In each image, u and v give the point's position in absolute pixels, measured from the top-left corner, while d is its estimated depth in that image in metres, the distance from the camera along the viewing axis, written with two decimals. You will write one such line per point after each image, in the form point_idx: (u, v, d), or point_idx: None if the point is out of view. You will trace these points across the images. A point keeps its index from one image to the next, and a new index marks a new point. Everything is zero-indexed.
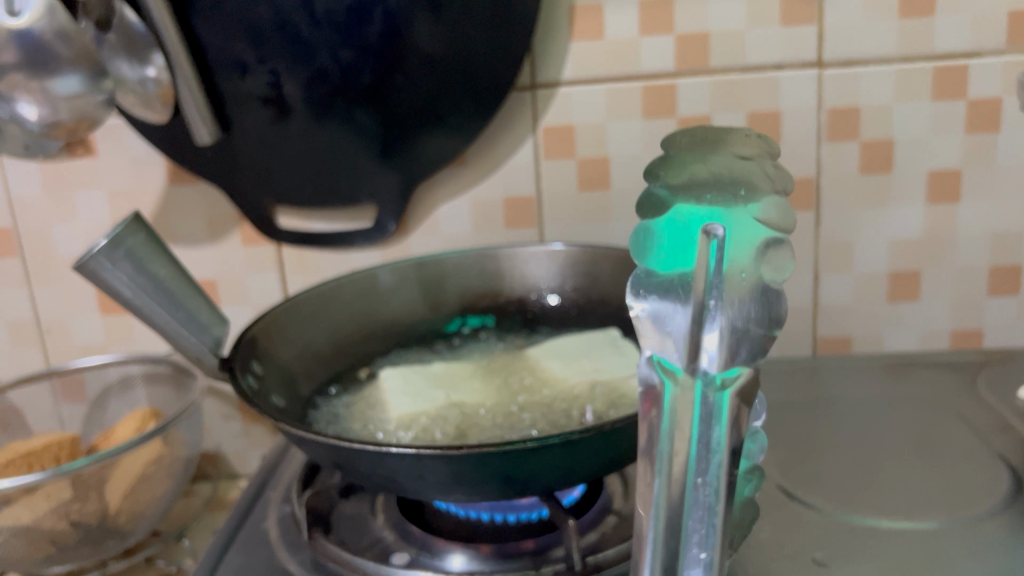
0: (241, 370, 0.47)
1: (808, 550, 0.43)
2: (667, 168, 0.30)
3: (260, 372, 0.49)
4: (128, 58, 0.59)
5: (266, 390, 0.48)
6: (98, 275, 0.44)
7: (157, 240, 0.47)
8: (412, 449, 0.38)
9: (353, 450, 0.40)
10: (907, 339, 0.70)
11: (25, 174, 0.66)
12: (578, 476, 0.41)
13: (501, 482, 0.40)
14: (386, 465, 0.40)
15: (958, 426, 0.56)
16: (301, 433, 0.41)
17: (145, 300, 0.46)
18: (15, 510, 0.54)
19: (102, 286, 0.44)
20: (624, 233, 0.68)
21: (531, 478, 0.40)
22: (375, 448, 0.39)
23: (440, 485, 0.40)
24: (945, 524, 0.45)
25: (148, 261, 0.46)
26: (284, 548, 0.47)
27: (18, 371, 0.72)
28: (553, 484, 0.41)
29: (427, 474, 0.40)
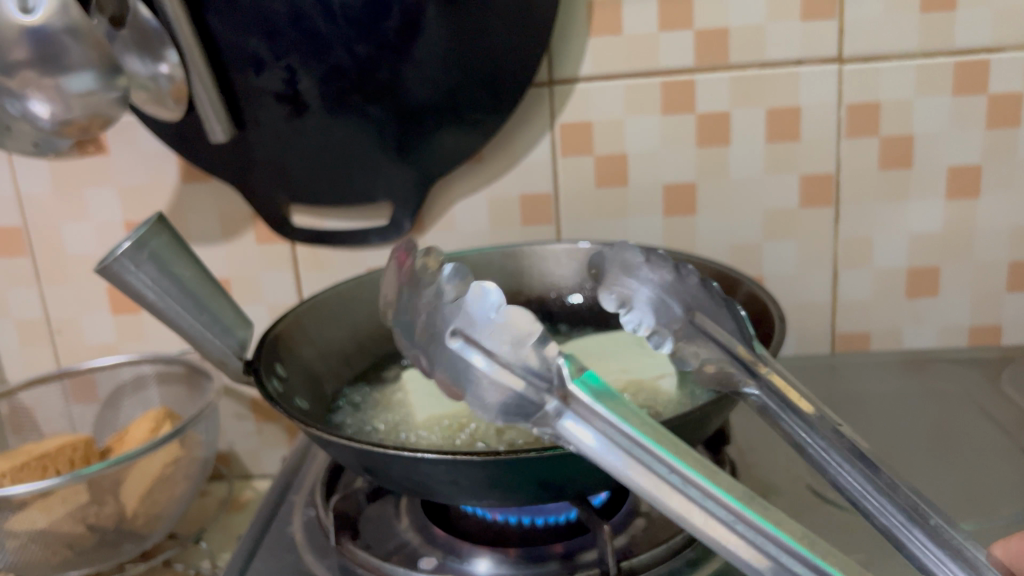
0: (266, 373, 0.46)
1: (845, 552, 0.43)
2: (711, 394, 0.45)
3: (283, 374, 0.48)
4: (141, 54, 0.58)
5: (291, 393, 0.47)
6: (121, 278, 0.43)
7: (181, 241, 0.46)
8: (448, 455, 0.37)
9: (386, 456, 0.39)
10: (925, 335, 0.69)
11: (34, 172, 0.65)
12: (614, 480, 0.41)
13: (536, 487, 0.39)
14: (421, 471, 0.39)
15: (983, 424, 0.56)
16: (330, 437, 0.40)
17: (169, 302, 0.45)
18: (31, 514, 0.53)
19: (125, 289, 0.44)
20: (642, 230, 0.67)
21: (568, 483, 0.40)
22: (410, 454, 0.38)
23: (475, 490, 0.40)
24: (979, 527, 0.44)
25: (171, 264, 0.45)
26: (310, 552, 0.47)
27: (29, 371, 0.71)
28: (587, 488, 0.41)
29: (462, 479, 0.39)
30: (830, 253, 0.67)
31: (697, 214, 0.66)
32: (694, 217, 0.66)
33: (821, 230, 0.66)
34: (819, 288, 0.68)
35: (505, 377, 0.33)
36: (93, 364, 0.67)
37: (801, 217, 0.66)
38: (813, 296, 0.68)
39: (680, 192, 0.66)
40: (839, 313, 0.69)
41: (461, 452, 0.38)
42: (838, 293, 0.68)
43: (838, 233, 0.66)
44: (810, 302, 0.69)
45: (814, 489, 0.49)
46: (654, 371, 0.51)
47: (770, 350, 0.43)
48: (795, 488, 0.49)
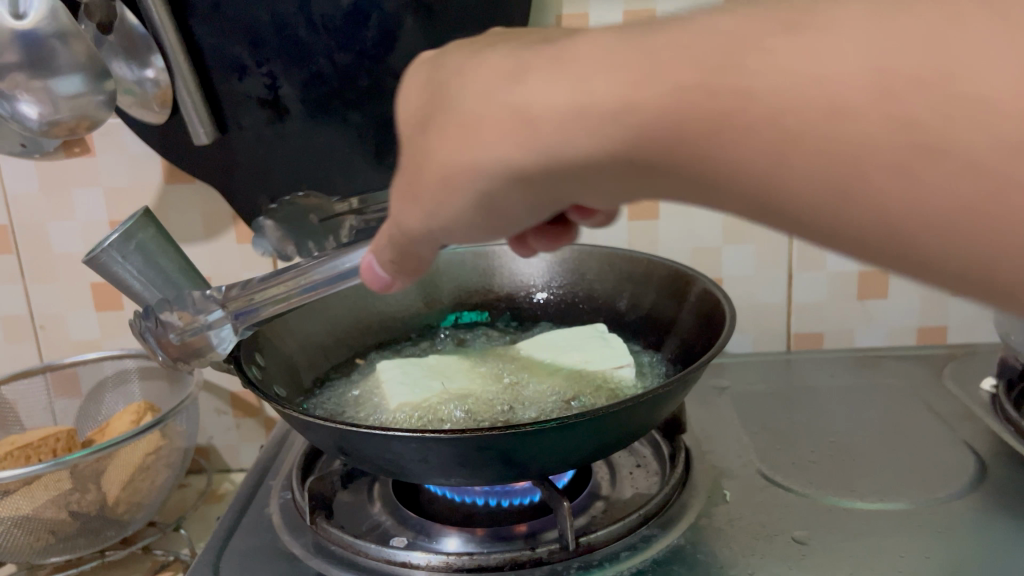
0: (246, 361, 0.48)
1: (790, 529, 0.46)
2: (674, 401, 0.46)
3: (263, 363, 0.50)
4: (128, 60, 0.61)
5: (269, 381, 0.50)
6: (108, 269, 0.47)
7: (168, 236, 0.49)
8: (418, 433, 0.40)
9: (361, 436, 0.42)
10: (876, 335, 0.73)
11: (21, 173, 0.67)
12: (573, 460, 0.44)
13: (500, 464, 0.42)
14: (392, 450, 0.42)
15: (926, 415, 0.59)
16: (308, 418, 0.43)
17: (154, 293, 0.48)
18: (15, 500, 0.55)
19: (113, 278, 0.47)
20: (607, 234, 0.70)
21: (529, 460, 0.42)
22: (382, 434, 0.41)
23: (443, 467, 0.42)
24: (914, 505, 0.47)
25: (158, 256, 0.48)
26: (287, 532, 0.48)
27: (12, 367, 0.73)
28: (547, 467, 0.44)
29: (431, 456, 0.41)
30: (786, 257, 0.70)
31: (660, 218, 0.70)
32: (656, 220, 0.70)
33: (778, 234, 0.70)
34: (777, 290, 0.72)
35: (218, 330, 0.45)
36: (77, 359, 0.69)
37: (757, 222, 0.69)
38: (771, 297, 0.72)
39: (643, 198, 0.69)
40: (795, 315, 0.73)
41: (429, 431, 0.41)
42: (794, 296, 0.72)
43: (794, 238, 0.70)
44: (768, 303, 0.72)
45: (764, 473, 0.52)
46: (610, 362, 0.54)
47: (720, 341, 0.45)
48: (747, 473, 0.52)
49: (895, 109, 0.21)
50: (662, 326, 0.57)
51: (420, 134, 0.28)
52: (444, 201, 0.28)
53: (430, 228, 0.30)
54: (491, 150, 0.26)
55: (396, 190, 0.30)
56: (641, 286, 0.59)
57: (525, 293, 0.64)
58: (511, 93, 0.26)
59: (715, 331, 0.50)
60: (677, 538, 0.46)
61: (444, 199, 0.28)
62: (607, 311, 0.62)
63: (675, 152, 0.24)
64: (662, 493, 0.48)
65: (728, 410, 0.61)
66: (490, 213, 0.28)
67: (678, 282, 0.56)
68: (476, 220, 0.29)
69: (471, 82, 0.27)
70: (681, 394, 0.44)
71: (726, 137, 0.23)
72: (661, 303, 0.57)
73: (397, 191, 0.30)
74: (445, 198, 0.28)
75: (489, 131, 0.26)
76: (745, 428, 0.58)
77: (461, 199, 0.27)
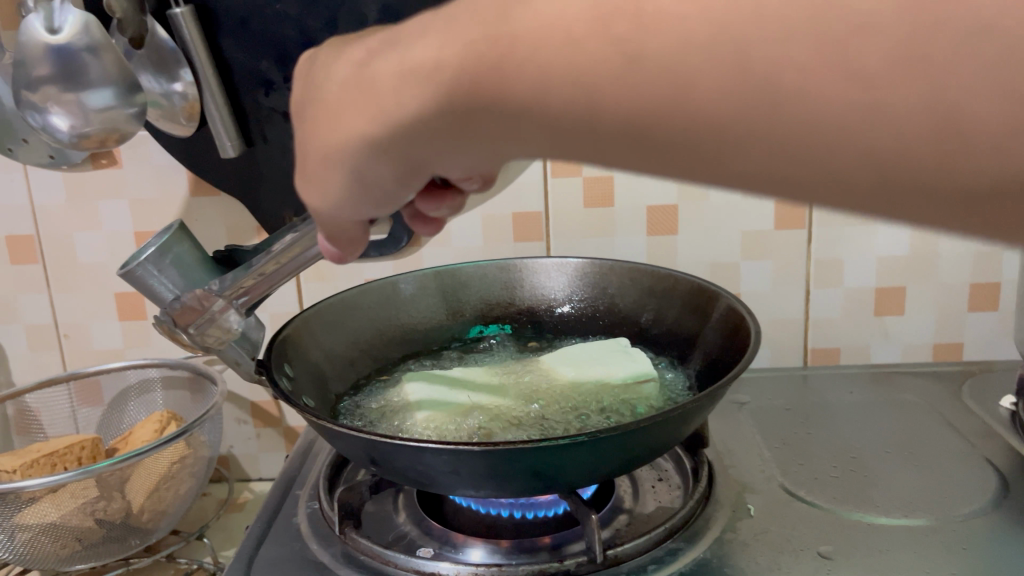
0: (277, 370, 0.48)
1: (814, 544, 0.46)
2: (701, 418, 0.46)
3: (292, 374, 0.51)
4: (157, 73, 0.62)
5: (298, 391, 0.50)
6: (143, 282, 0.47)
7: (203, 249, 0.50)
8: (450, 445, 0.41)
9: (392, 447, 0.42)
10: (891, 351, 0.74)
11: (49, 184, 0.68)
12: (600, 474, 0.44)
13: (529, 477, 0.43)
14: (423, 462, 0.42)
15: (945, 432, 0.60)
16: (340, 429, 0.43)
17: None
18: (42, 508, 0.55)
19: (149, 291, 0.48)
20: (625, 249, 0.71)
21: (558, 474, 0.43)
22: (414, 446, 0.41)
23: (472, 479, 0.43)
24: (936, 521, 0.48)
25: (194, 270, 0.49)
26: (316, 541, 0.49)
27: (35, 376, 0.74)
28: (575, 481, 0.44)
29: (462, 468, 0.42)
30: (804, 274, 0.71)
31: (679, 233, 0.70)
32: (676, 236, 0.70)
33: (795, 249, 0.70)
34: (794, 306, 0.72)
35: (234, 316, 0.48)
36: (100, 368, 0.70)
37: (775, 238, 0.70)
38: (788, 312, 0.73)
39: (663, 213, 0.70)
40: (812, 329, 0.73)
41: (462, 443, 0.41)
42: (811, 311, 0.72)
43: (812, 253, 0.71)
44: (785, 318, 0.73)
45: (786, 488, 0.52)
46: (633, 375, 0.55)
47: (743, 362, 0.45)
48: (769, 488, 0.52)
49: (643, 44, 0.22)
50: (684, 340, 0.58)
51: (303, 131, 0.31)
52: (332, 181, 0.30)
53: (330, 211, 0.32)
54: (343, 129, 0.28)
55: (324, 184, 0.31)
56: (663, 302, 0.60)
57: (547, 306, 0.64)
58: (353, 76, 0.28)
59: (739, 347, 0.50)
60: (702, 551, 0.46)
61: (324, 176, 0.31)
62: (629, 325, 0.62)
63: (476, 104, 0.25)
64: (686, 507, 0.49)
65: (749, 425, 0.62)
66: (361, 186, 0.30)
67: (700, 297, 0.57)
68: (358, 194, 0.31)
69: (331, 73, 0.29)
70: (708, 410, 0.44)
71: (509, 86, 0.24)
72: (684, 318, 0.58)
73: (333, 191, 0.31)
74: (328, 180, 0.31)
75: (349, 113, 0.28)
76: (766, 443, 0.59)
77: (334, 178, 0.30)
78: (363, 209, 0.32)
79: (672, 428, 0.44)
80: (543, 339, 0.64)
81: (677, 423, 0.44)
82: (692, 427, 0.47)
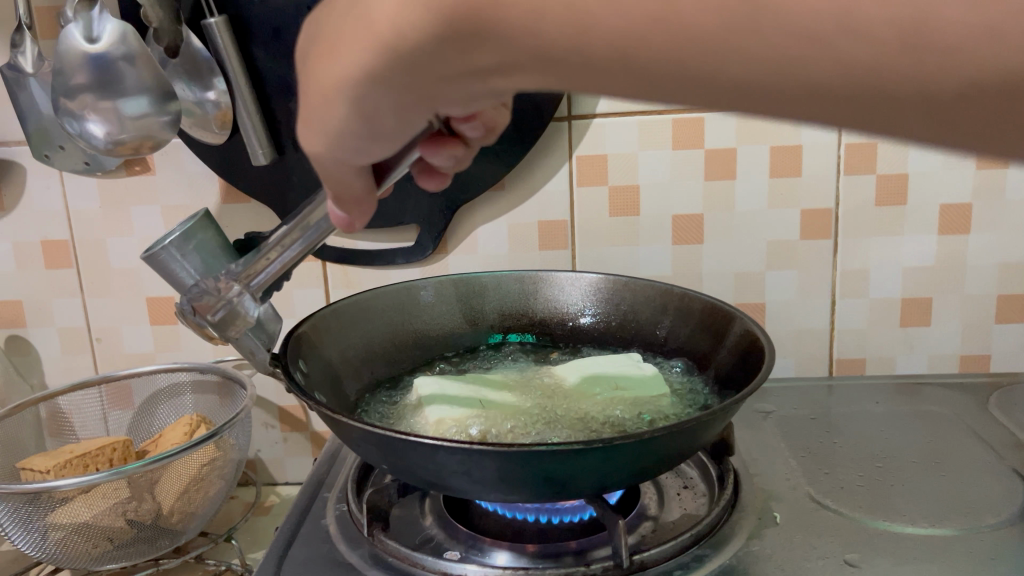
0: (292, 364, 0.48)
1: (841, 552, 0.46)
2: (719, 422, 0.46)
3: (307, 369, 0.51)
4: (190, 82, 0.63)
5: (313, 387, 0.50)
6: (168, 265, 0.47)
7: (226, 240, 0.50)
8: (465, 445, 0.41)
9: (411, 445, 0.42)
10: (917, 362, 0.74)
11: (84, 190, 0.70)
12: (613, 481, 0.44)
13: (543, 481, 0.43)
14: (438, 461, 0.43)
15: (972, 442, 0.59)
16: (357, 425, 0.44)
17: None
18: (74, 508, 0.57)
19: (172, 276, 0.48)
20: (650, 258, 0.71)
21: (571, 479, 0.43)
22: (430, 444, 0.42)
23: (488, 481, 0.43)
24: (964, 531, 0.48)
25: (217, 257, 0.49)
26: (343, 542, 0.49)
27: (67, 379, 0.75)
28: (589, 487, 0.44)
29: (476, 469, 0.42)
30: (829, 284, 0.71)
31: (705, 243, 0.71)
32: (701, 244, 0.71)
33: (821, 259, 0.71)
34: (819, 317, 0.72)
35: (245, 305, 0.47)
36: (131, 372, 0.71)
37: (801, 248, 0.70)
38: (813, 323, 0.73)
39: (688, 222, 0.70)
40: (838, 340, 0.73)
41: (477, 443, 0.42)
42: (836, 321, 0.72)
43: (836, 263, 0.71)
44: (809, 328, 0.73)
45: (812, 497, 0.52)
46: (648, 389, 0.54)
47: (760, 374, 0.46)
48: (795, 496, 0.52)
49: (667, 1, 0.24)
50: (700, 358, 0.57)
51: (305, 66, 0.30)
52: (333, 115, 0.30)
53: (335, 149, 0.31)
54: (344, 59, 0.27)
55: (314, 111, 0.30)
56: (678, 320, 0.59)
57: (562, 319, 0.64)
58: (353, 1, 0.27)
59: (754, 363, 0.49)
60: (728, 557, 0.47)
61: (324, 109, 0.29)
62: (645, 341, 0.61)
63: (507, 48, 0.26)
64: (712, 514, 0.49)
65: (775, 435, 0.62)
66: (368, 119, 0.30)
67: (714, 317, 0.56)
68: (362, 129, 0.30)
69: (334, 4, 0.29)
70: (722, 419, 0.44)
71: (542, 49, 0.26)
72: (697, 337, 0.57)
73: (320, 123, 0.31)
74: (330, 111, 0.30)
75: (349, 44, 0.27)
76: (791, 452, 0.59)
77: (340, 112, 0.29)
78: (365, 145, 0.31)
79: (683, 437, 0.44)
80: (557, 351, 0.63)
81: (689, 430, 0.44)
82: (705, 437, 0.46)
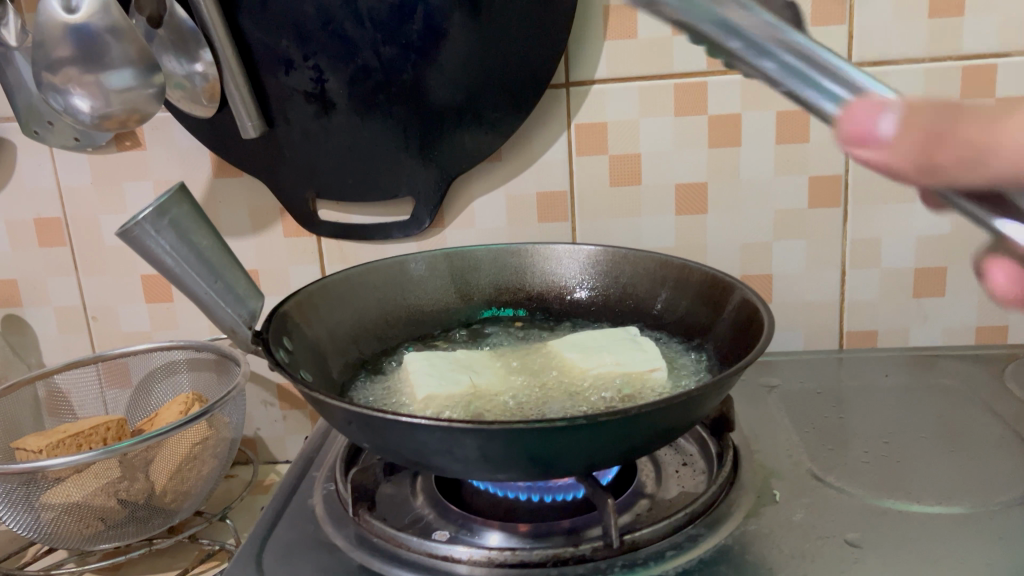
0: (274, 343, 0.47)
1: (841, 532, 0.44)
2: (713, 398, 0.44)
3: (291, 347, 0.49)
4: (178, 54, 0.62)
5: (297, 365, 0.48)
6: (141, 243, 0.44)
7: (200, 212, 0.47)
8: (444, 423, 0.39)
9: (389, 423, 0.41)
10: (931, 334, 0.71)
11: (75, 166, 0.69)
12: (601, 459, 0.43)
13: (527, 460, 0.41)
14: (418, 439, 0.41)
15: (985, 416, 0.57)
16: (334, 403, 0.42)
17: (186, 269, 0.46)
18: (66, 487, 0.56)
19: (144, 252, 0.45)
20: (653, 229, 0.69)
21: (556, 458, 0.41)
22: (409, 422, 0.40)
23: (470, 460, 0.41)
24: (974, 509, 0.46)
25: (191, 233, 0.46)
26: (329, 523, 0.48)
27: (64, 358, 0.75)
28: (576, 466, 0.42)
29: (457, 448, 0.41)
30: (839, 254, 0.69)
31: (708, 213, 0.68)
32: (706, 214, 0.68)
33: (830, 229, 0.68)
34: (828, 288, 0.70)
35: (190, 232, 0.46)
36: (126, 351, 0.71)
37: (809, 217, 0.68)
38: (822, 294, 0.70)
39: (691, 191, 0.68)
40: (848, 312, 0.71)
41: (456, 421, 0.40)
42: (846, 293, 0.70)
43: (846, 233, 0.68)
44: (819, 300, 0.71)
45: (814, 473, 0.50)
46: (644, 363, 0.51)
47: (759, 345, 0.44)
48: (795, 473, 0.50)
49: None
50: (699, 331, 0.55)
51: None
52: None
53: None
54: None
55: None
56: (676, 291, 0.57)
57: (558, 292, 0.62)
58: None
59: (753, 338, 0.47)
60: (724, 538, 0.45)
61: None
62: (643, 314, 0.59)
63: None
64: (709, 492, 0.48)
65: (778, 410, 0.60)
66: None
67: (714, 289, 0.54)
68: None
69: None
70: (716, 395, 0.42)
71: None
72: (696, 309, 0.55)
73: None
74: None
75: None
76: (794, 427, 0.57)
77: None
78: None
79: (675, 413, 0.42)
80: (552, 325, 0.61)
81: (680, 407, 0.42)
82: (698, 413, 0.44)
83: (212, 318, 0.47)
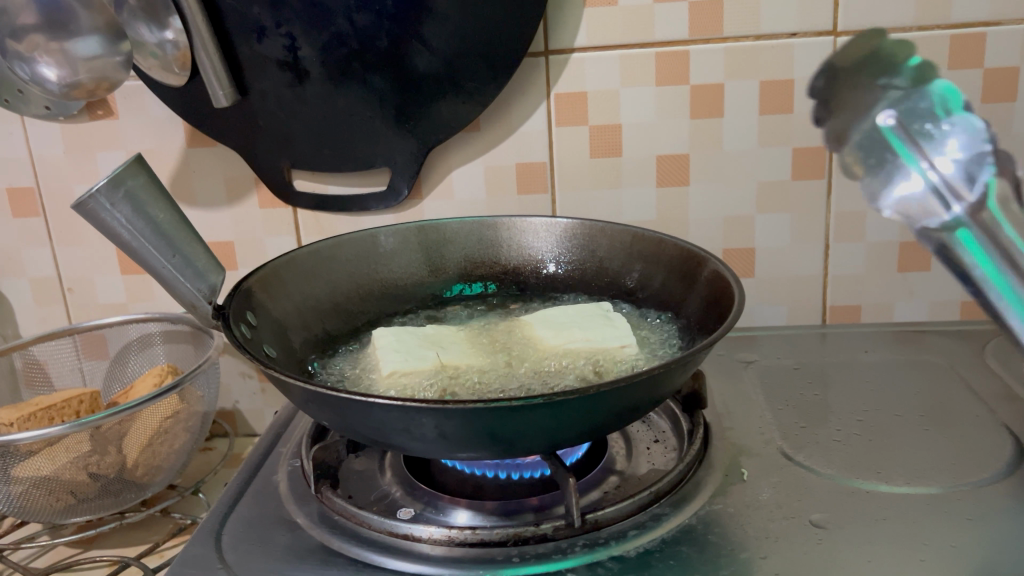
0: (235, 319, 0.46)
1: (806, 512, 0.44)
2: (679, 375, 0.43)
3: (254, 322, 0.48)
4: (149, 24, 0.58)
5: (259, 340, 0.48)
6: (96, 216, 0.44)
7: (158, 184, 0.47)
8: (399, 402, 0.39)
9: (346, 401, 0.40)
10: (916, 309, 0.70)
11: (47, 135, 0.68)
12: (562, 438, 0.42)
13: (486, 438, 0.40)
14: (375, 417, 0.40)
15: (965, 394, 0.56)
16: (291, 380, 0.41)
17: (143, 243, 0.45)
18: (35, 462, 0.55)
19: (100, 226, 0.44)
20: (634, 201, 0.68)
21: (515, 437, 0.41)
22: (364, 400, 0.39)
23: (428, 439, 0.41)
24: (945, 490, 0.45)
25: (148, 206, 0.46)
26: (292, 501, 0.48)
27: (40, 328, 0.74)
28: (536, 445, 0.42)
29: (415, 427, 0.40)
30: (823, 227, 0.68)
31: (690, 185, 0.67)
32: (688, 186, 0.67)
33: (814, 201, 0.67)
34: (811, 262, 0.69)
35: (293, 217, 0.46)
36: (101, 323, 0.70)
37: (792, 189, 0.67)
38: (805, 268, 0.69)
39: (672, 163, 0.67)
40: (832, 286, 0.70)
41: (411, 399, 0.39)
42: (830, 267, 0.69)
43: (829, 205, 0.67)
44: (802, 274, 0.69)
45: (784, 452, 0.50)
46: (614, 339, 0.51)
47: (726, 323, 0.43)
48: (765, 450, 0.50)
49: None
50: (672, 305, 0.54)
51: None
52: None
53: None
54: None
55: None
56: (651, 264, 0.56)
57: (532, 267, 0.61)
58: None
59: (722, 313, 0.46)
60: (688, 517, 0.44)
61: None
62: (618, 288, 0.59)
63: None
64: (677, 470, 0.47)
65: (754, 386, 0.59)
66: None
67: (689, 264, 0.53)
68: None
69: None
70: (680, 373, 0.41)
71: None
72: (670, 283, 0.54)
73: None
74: None
75: None
76: (769, 404, 0.56)
77: None
78: None
79: (638, 390, 0.41)
80: (526, 299, 0.61)
81: (643, 386, 0.41)
82: (663, 390, 0.43)
83: (172, 293, 0.46)
